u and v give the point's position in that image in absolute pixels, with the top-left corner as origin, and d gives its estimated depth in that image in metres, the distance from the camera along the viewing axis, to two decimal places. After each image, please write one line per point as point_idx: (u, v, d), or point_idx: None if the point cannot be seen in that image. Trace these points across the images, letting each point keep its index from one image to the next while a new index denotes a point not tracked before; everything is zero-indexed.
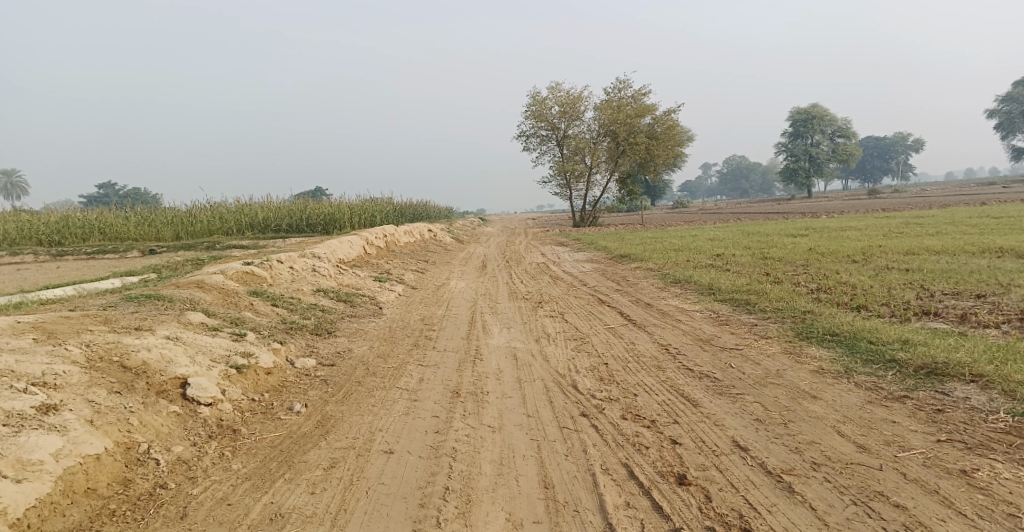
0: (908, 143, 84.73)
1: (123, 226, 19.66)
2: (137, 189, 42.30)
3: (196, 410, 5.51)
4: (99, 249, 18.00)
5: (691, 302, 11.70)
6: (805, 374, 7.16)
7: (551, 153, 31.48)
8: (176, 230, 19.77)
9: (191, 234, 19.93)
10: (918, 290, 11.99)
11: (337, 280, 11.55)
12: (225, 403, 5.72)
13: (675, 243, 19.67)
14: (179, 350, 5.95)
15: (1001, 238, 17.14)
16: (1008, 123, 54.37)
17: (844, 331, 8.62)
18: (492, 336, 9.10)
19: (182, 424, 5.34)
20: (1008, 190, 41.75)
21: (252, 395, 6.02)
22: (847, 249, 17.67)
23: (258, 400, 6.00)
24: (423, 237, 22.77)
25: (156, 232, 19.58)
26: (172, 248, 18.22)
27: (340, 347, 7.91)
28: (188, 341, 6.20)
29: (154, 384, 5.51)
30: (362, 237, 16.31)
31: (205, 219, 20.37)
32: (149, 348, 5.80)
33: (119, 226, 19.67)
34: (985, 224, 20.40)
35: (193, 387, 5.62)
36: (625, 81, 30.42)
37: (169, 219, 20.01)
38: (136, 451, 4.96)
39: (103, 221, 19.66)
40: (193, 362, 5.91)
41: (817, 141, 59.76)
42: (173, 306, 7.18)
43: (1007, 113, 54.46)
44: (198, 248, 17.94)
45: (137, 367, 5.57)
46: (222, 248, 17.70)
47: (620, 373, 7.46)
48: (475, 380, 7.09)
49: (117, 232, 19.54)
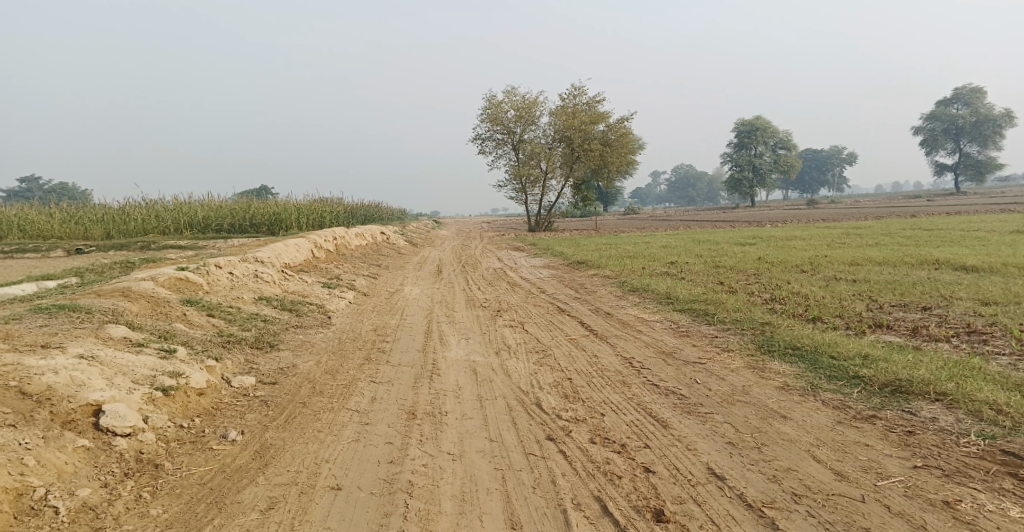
0: (842, 157, 87.32)
1: (46, 223, 18.48)
2: (66, 183, 40.18)
3: (111, 442, 5.07)
4: (18, 246, 16.82)
5: (651, 312, 11.47)
6: (771, 390, 6.95)
7: (507, 157, 31.08)
8: (107, 228, 18.67)
9: (123, 232, 18.86)
10: (866, 301, 11.99)
11: (281, 286, 10.94)
12: (147, 432, 5.29)
13: (628, 250, 19.52)
14: (92, 372, 5.46)
15: (937, 250, 17.48)
16: (930, 140, 56.06)
17: (806, 344, 8.47)
18: (450, 348, 8.66)
19: (92, 461, 4.91)
20: (936, 204, 43.18)
21: (180, 421, 5.59)
22: (795, 259, 17.78)
23: (188, 426, 5.58)
24: (375, 240, 22.07)
25: (83, 230, 18.43)
26: (103, 247, 17.17)
27: (284, 363, 7.36)
28: (106, 361, 5.71)
29: (59, 413, 5.05)
30: (310, 240, 15.64)
31: (139, 217, 19.30)
32: (57, 371, 5.31)
33: (40, 223, 18.46)
34: (919, 237, 20.87)
35: (107, 415, 5.17)
36: (580, 87, 30.33)
37: (98, 216, 18.86)
38: (29, 499, 4.52)
39: (24, 218, 18.43)
40: (110, 386, 5.44)
41: (758, 152, 60.88)
42: (90, 319, 6.55)
43: (929, 131, 56.23)
44: (131, 248, 16.95)
45: (39, 393, 5.09)
46: (156, 248, 16.75)
47: (585, 390, 7.15)
48: (433, 399, 6.67)
49: (38, 229, 18.34)
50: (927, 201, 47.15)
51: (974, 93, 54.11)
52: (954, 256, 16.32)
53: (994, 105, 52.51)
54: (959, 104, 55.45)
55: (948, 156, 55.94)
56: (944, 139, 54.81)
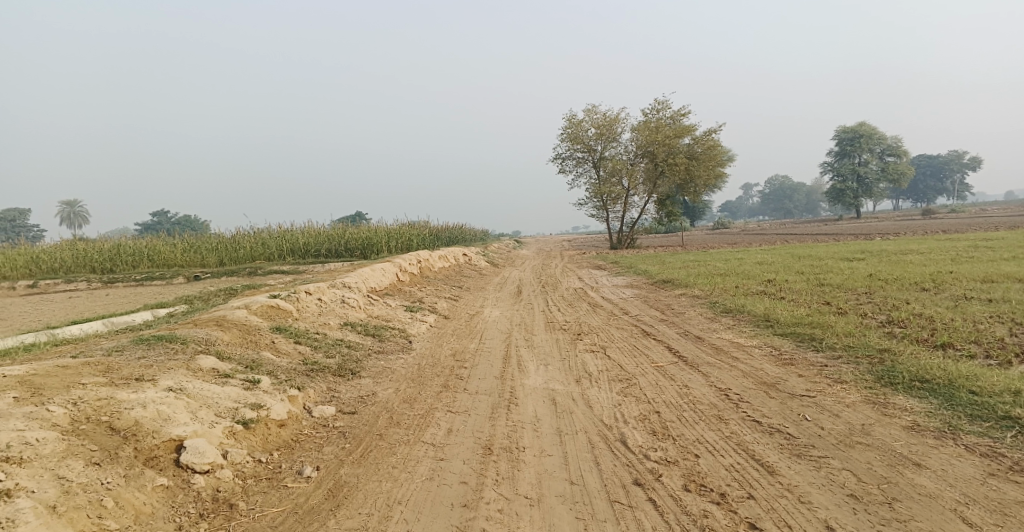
0: (960, 162, 81.53)
1: (172, 253, 19.44)
2: (189, 216, 43.00)
3: (190, 480, 4.91)
4: (149, 274, 17.79)
5: (747, 336, 10.60)
6: (899, 431, 6.09)
7: (587, 175, 30.62)
8: (220, 256, 19.48)
9: (234, 260, 19.62)
10: (1006, 325, 10.71)
11: (367, 311, 10.81)
12: (226, 469, 5.10)
13: (720, 267, 18.51)
14: (179, 405, 5.35)
15: None
16: None
17: (937, 377, 7.48)
18: (528, 376, 8.16)
19: (170, 501, 4.76)
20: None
21: (259, 455, 5.38)
22: (912, 276, 16.32)
23: (266, 461, 5.36)
24: (458, 261, 22.10)
25: (200, 258, 19.38)
26: (218, 273, 17.87)
27: (364, 392, 7.08)
28: (193, 393, 5.59)
29: (143, 449, 4.94)
30: (394, 263, 15.62)
31: (248, 245, 20.02)
32: (145, 406, 5.23)
33: (166, 252, 19.48)
34: None
35: (189, 451, 5.02)
36: (663, 102, 29.47)
37: (214, 245, 19.78)
38: None
39: (153, 248, 19.51)
40: (193, 419, 5.31)
41: (864, 160, 57.51)
42: (185, 348, 6.50)
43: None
44: (242, 274, 17.55)
45: (127, 429, 5.00)
46: (266, 274, 17.26)
47: (675, 425, 6.50)
48: (509, 432, 6.20)
49: (165, 259, 19.35)
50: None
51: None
52: None
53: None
54: None
55: None
56: None
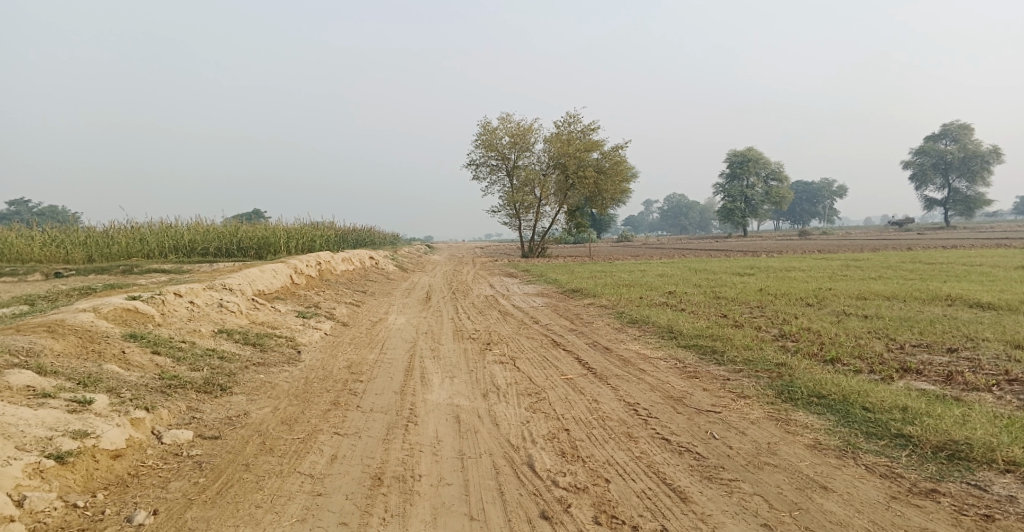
0: (833, 189, 87.43)
1: (29, 246, 17.46)
2: (58, 207, 39.37)
3: None
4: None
5: (653, 348, 10.43)
6: (803, 451, 5.94)
7: (501, 183, 30.30)
8: (89, 251, 17.71)
9: (107, 256, 17.87)
10: (885, 340, 11.07)
11: (248, 316, 9.88)
12: (17, 522, 4.24)
13: (624, 278, 18.57)
14: None
15: (947, 285, 16.68)
16: (919, 174, 55.61)
17: (833, 392, 7.47)
18: (431, 390, 7.58)
19: None
20: (925, 237, 42.88)
21: (76, 499, 4.54)
22: (799, 291, 16.89)
23: (86, 505, 4.53)
24: (363, 264, 21.19)
25: (65, 254, 17.48)
26: (84, 270, 16.17)
27: (234, 411, 6.29)
28: None
29: None
30: (289, 264, 14.63)
31: (124, 240, 18.31)
32: None
33: (23, 246, 17.49)
34: (923, 270, 20.09)
35: None
36: (575, 116, 29.63)
37: (82, 239, 17.92)
38: None
39: (6, 241, 17.46)
40: None
41: (751, 182, 60.47)
42: None
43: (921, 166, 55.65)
44: (114, 271, 15.95)
45: None
46: (142, 273, 15.76)
47: (584, 445, 6.13)
48: (405, 457, 5.62)
49: (21, 253, 17.37)
50: (914, 235, 46.69)
51: (960, 130, 54.25)
52: (966, 291, 15.47)
53: (981, 140, 52.43)
54: (945, 140, 55.40)
55: (939, 191, 55.43)
56: (932, 173, 54.41)
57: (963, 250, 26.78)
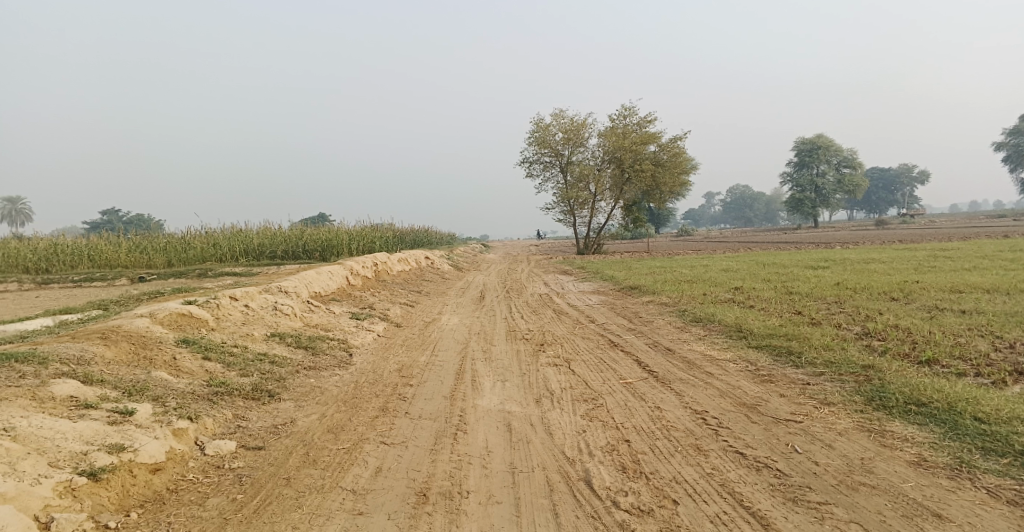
0: (911, 175, 83.19)
1: (115, 253, 17.97)
2: (140, 215, 40.83)
3: None
4: (87, 275, 16.29)
5: (720, 349, 9.71)
6: (904, 469, 5.30)
7: (555, 180, 29.75)
8: (168, 256, 18.04)
9: (184, 260, 18.19)
10: (988, 339, 10.06)
11: (302, 319, 9.67)
12: None
13: (687, 274, 17.77)
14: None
15: None
16: (1016, 157, 52.30)
17: (934, 400, 6.70)
18: (483, 396, 7.14)
19: None
20: (1017, 224, 40.05)
21: (109, 519, 4.30)
22: (880, 285, 15.78)
23: (118, 525, 4.29)
24: (420, 264, 20.99)
25: (147, 259, 17.87)
26: (164, 274, 16.46)
27: (280, 419, 5.98)
28: (24, 435, 4.47)
29: None
30: (345, 265, 14.47)
31: (200, 246, 18.60)
32: None
33: (109, 253, 18.00)
34: (1021, 260, 18.56)
35: None
36: (631, 108, 28.78)
37: (162, 245, 18.32)
38: None
39: (94, 248, 18.01)
40: (10, 474, 4.19)
41: (821, 171, 58.02)
42: (34, 374, 5.34)
43: (1016, 147, 52.18)
44: (191, 276, 16.19)
45: None
46: (217, 276, 15.94)
47: (647, 459, 5.58)
48: (453, 470, 5.21)
49: (107, 259, 17.88)
50: (1003, 222, 43.75)
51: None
52: None
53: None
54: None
55: None
56: None
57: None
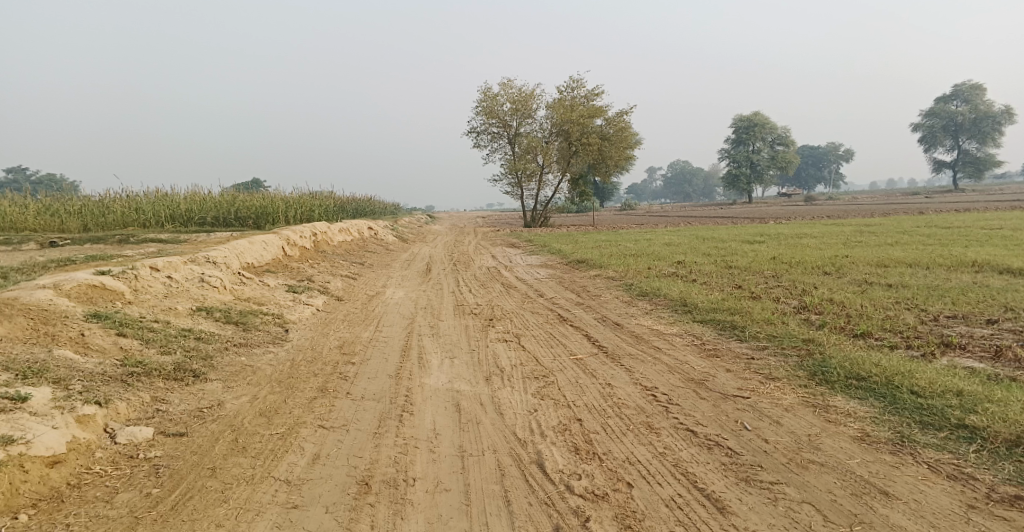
0: (840, 153, 85.89)
1: (20, 215, 16.63)
2: (59, 178, 38.41)
3: None
4: None
5: (667, 323, 9.66)
6: (849, 444, 5.29)
7: (502, 151, 29.37)
8: (84, 221, 16.85)
9: (102, 225, 17.01)
10: (917, 312, 10.30)
11: (233, 292, 9.15)
12: None
13: (631, 247, 17.76)
14: None
15: (970, 250, 15.86)
16: (930, 138, 54.30)
17: (874, 374, 6.73)
18: (429, 374, 6.86)
19: None
20: (934, 201, 41.77)
21: None
22: (814, 259, 16.08)
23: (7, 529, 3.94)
24: (362, 235, 20.38)
25: (59, 223, 16.63)
26: (79, 240, 15.34)
27: (206, 402, 5.57)
28: None
29: None
30: (282, 235, 13.84)
31: (119, 210, 17.44)
32: None
33: (13, 214, 16.61)
34: (942, 235, 19.25)
35: None
36: (579, 80, 28.52)
37: (77, 209, 17.11)
38: None
39: None
40: None
41: (756, 148, 59.21)
42: None
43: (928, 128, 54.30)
44: (110, 242, 15.15)
45: None
46: (140, 242, 15.01)
47: (599, 439, 5.42)
48: (398, 456, 4.97)
49: (10, 221, 16.52)
50: (922, 199, 45.60)
51: (970, 91, 52.49)
52: (992, 257, 14.66)
53: (992, 102, 51.01)
54: (954, 101, 53.78)
55: (947, 154, 54.26)
56: (942, 136, 53.10)
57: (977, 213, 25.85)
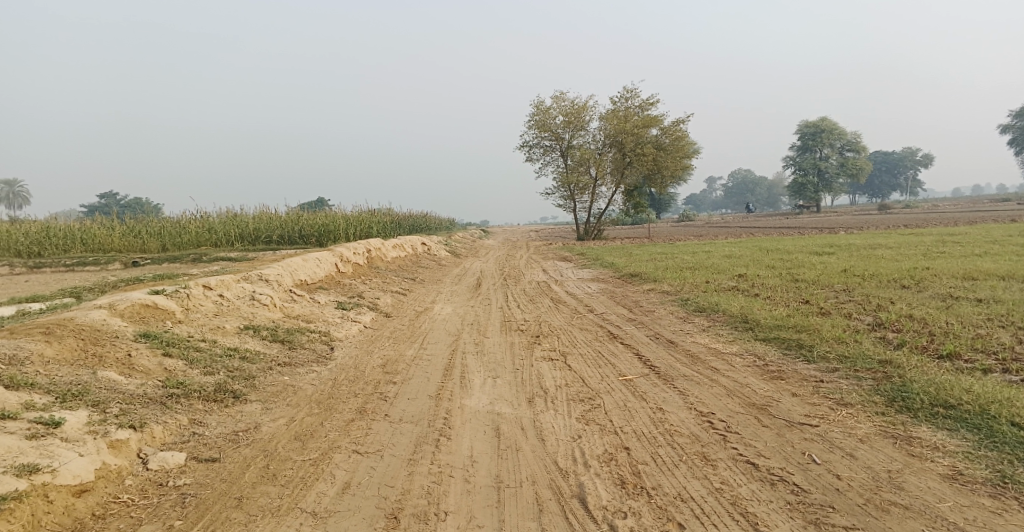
0: (914, 159, 82.25)
1: (108, 237, 17.18)
2: (135, 198, 39.77)
3: None
4: (80, 260, 15.48)
5: (726, 341, 9.11)
6: (939, 485, 4.76)
7: (555, 164, 29.06)
8: (163, 241, 17.23)
9: (178, 245, 17.37)
10: (1007, 330, 9.47)
11: (282, 309, 9.07)
12: None
13: (689, 260, 17.13)
14: None
15: None
16: (1023, 138, 51.29)
17: (963, 401, 6.11)
18: (471, 395, 6.56)
19: None
20: (1021, 207, 39.31)
21: None
22: (888, 272, 15.16)
23: None
24: (416, 251, 20.32)
25: (141, 243, 17.03)
26: (159, 259, 15.66)
27: (243, 424, 5.40)
28: None
29: None
30: (335, 252, 13.82)
31: (194, 230, 17.83)
32: None
33: (102, 236, 17.17)
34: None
35: None
36: (633, 90, 28.01)
37: (157, 229, 17.51)
38: None
39: (87, 231, 17.20)
40: None
41: (824, 155, 57.16)
42: None
43: (1019, 129, 51.30)
44: (185, 260, 15.42)
45: None
46: (210, 260, 15.24)
47: (648, 470, 5.02)
48: (432, 485, 4.71)
49: (100, 243, 17.05)
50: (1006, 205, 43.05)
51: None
52: None
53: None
54: None
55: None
56: None
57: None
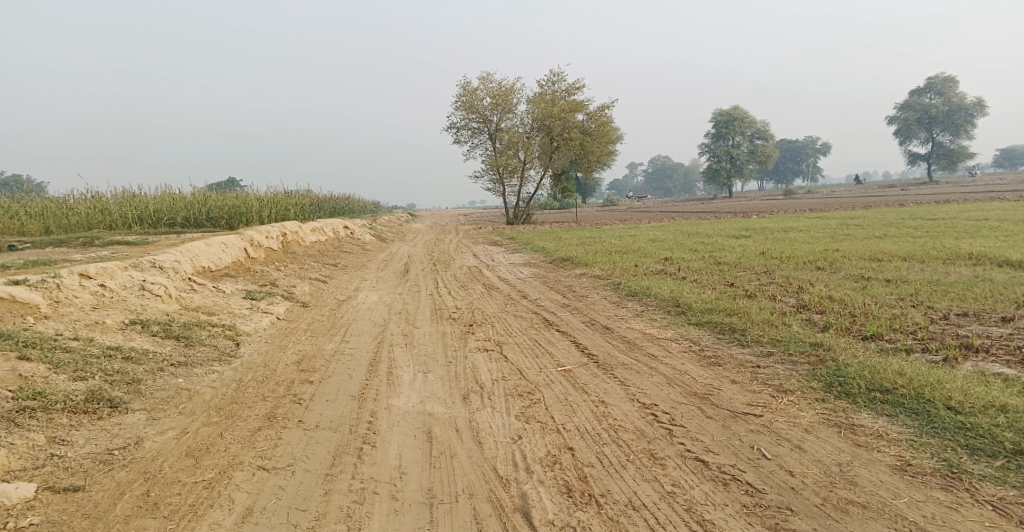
0: (817, 147, 85.90)
1: None
2: (22, 176, 36.26)
3: None
4: None
5: (660, 326, 8.81)
6: (891, 478, 4.53)
7: (483, 147, 28.50)
8: (47, 223, 15.57)
9: (67, 228, 15.73)
10: (922, 309, 9.52)
11: (178, 301, 8.18)
12: None
13: (615, 244, 16.92)
14: None
15: (962, 242, 15.22)
16: (903, 130, 53.97)
17: (900, 386, 5.92)
18: (398, 393, 5.95)
19: None
20: (908, 193, 41.40)
21: None
22: (804, 254, 15.34)
23: None
24: (336, 235, 19.33)
25: (21, 226, 15.32)
26: (42, 243, 14.12)
27: (120, 440, 4.72)
28: None
29: None
30: (244, 236, 12.79)
31: (84, 211, 16.21)
32: None
33: None
34: (929, 226, 18.65)
35: None
36: (560, 74, 27.69)
37: (39, 210, 15.81)
38: None
39: None
40: None
41: (736, 142, 58.65)
42: None
43: (903, 122, 53.93)
44: (74, 244, 13.95)
45: None
46: (104, 245, 13.86)
47: (595, 474, 4.62)
48: (352, 506, 4.21)
49: None
50: (899, 191, 45.26)
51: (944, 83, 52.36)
52: (989, 248, 13.97)
53: (964, 94, 50.69)
54: (929, 95, 53.31)
55: (923, 146, 54.10)
56: (916, 129, 52.78)
57: (957, 206, 25.39)
